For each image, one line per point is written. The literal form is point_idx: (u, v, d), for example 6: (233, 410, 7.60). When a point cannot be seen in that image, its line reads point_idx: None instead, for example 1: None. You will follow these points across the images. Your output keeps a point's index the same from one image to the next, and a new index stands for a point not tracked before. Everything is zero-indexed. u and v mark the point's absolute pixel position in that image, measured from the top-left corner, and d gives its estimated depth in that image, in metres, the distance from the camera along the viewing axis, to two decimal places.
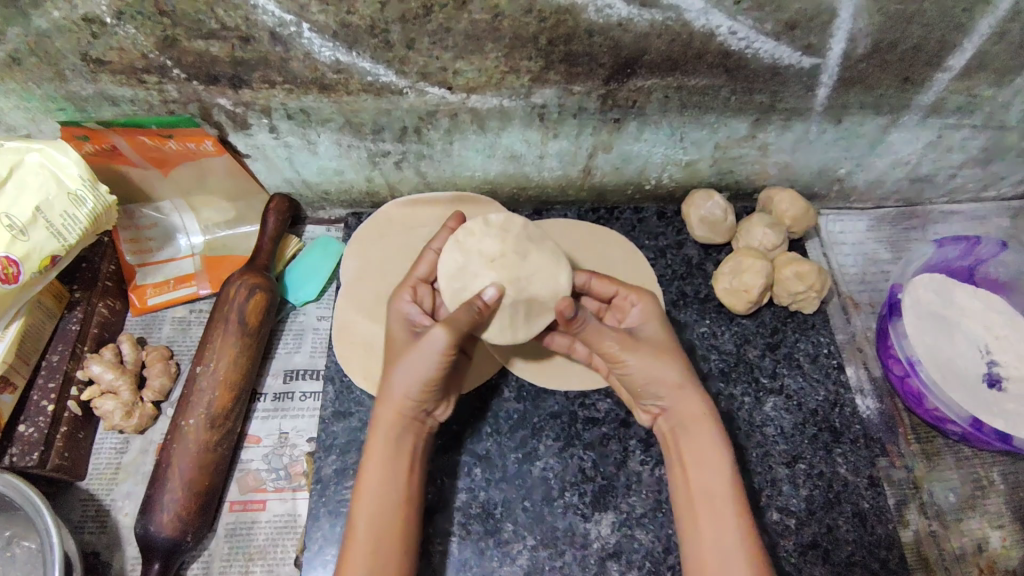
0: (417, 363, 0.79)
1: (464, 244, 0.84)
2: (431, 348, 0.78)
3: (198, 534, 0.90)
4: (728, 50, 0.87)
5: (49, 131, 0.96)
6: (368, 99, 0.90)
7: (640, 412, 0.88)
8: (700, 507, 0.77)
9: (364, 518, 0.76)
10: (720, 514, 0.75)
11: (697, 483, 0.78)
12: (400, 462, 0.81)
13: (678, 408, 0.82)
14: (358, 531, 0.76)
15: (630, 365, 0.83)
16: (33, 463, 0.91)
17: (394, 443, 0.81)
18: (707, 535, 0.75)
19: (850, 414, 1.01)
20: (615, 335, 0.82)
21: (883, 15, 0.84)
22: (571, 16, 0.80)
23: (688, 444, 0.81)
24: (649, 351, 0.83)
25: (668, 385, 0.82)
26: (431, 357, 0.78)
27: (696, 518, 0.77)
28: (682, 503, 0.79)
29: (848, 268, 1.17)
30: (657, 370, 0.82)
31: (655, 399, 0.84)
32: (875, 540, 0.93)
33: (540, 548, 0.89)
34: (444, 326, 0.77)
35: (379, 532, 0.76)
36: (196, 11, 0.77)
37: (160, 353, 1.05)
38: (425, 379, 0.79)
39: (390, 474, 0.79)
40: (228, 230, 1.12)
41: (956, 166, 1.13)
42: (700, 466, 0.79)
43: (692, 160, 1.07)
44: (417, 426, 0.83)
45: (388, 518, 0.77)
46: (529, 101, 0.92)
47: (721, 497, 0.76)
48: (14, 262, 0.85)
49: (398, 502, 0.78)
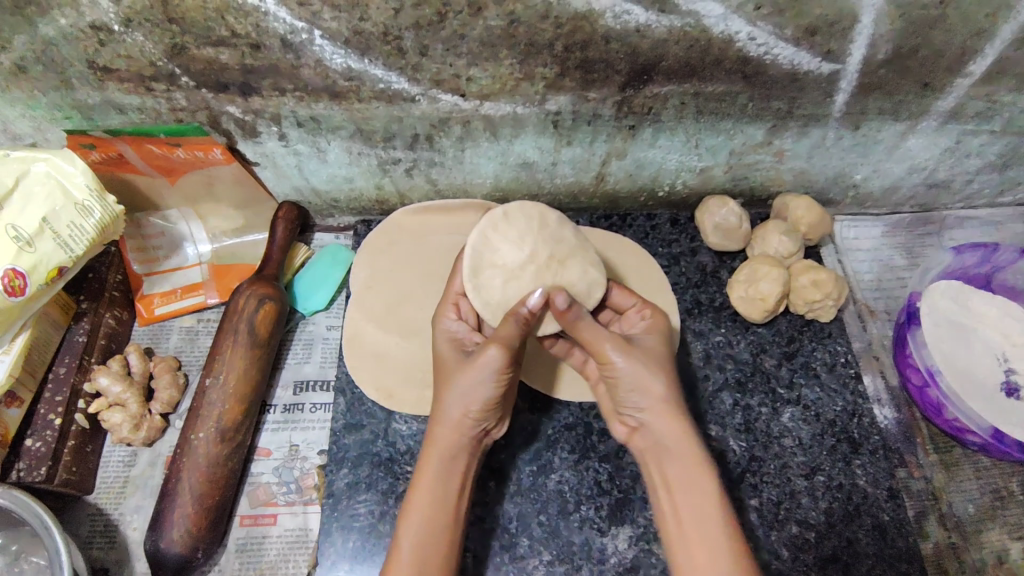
0: (477, 381, 0.78)
1: (545, 219, 0.85)
2: (487, 367, 0.78)
3: (209, 550, 0.89)
4: (747, 56, 0.85)
5: (55, 140, 0.94)
6: (380, 107, 0.88)
7: (617, 424, 0.86)
8: (691, 526, 0.73)
9: (410, 540, 0.74)
10: (710, 536, 0.72)
11: (683, 506, 0.74)
12: (450, 484, 0.78)
13: (660, 424, 0.79)
14: (403, 553, 0.73)
15: (618, 368, 0.80)
16: (40, 478, 0.89)
17: (449, 463, 0.79)
18: (699, 555, 0.71)
19: (869, 424, 1.00)
20: (612, 341, 0.80)
21: (906, 20, 0.82)
22: (588, 22, 0.78)
23: (673, 467, 0.77)
24: (641, 361, 0.80)
25: (652, 395, 0.79)
26: (488, 375, 0.78)
27: (687, 544, 0.72)
28: (672, 527, 0.74)
29: (863, 274, 1.15)
30: (645, 377, 0.80)
31: (638, 408, 0.80)
32: (895, 553, 0.91)
33: (557, 563, 0.88)
34: (497, 344, 0.78)
35: (426, 555, 0.74)
36: (206, 18, 0.75)
37: (168, 364, 1.03)
38: (481, 398, 0.79)
39: (443, 494, 0.77)
40: (235, 238, 1.11)
41: (973, 171, 1.11)
42: (685, 486, 0.75)
43: (706, 166, 1.05)
44: (475, 445, 0.81)
45: (435, 541, 0.75)
46: (544, 108, 0.91)
47: (712, 517, 0.72)
48: (21, 275, 0.84)
49: (446, 523, 0.76)
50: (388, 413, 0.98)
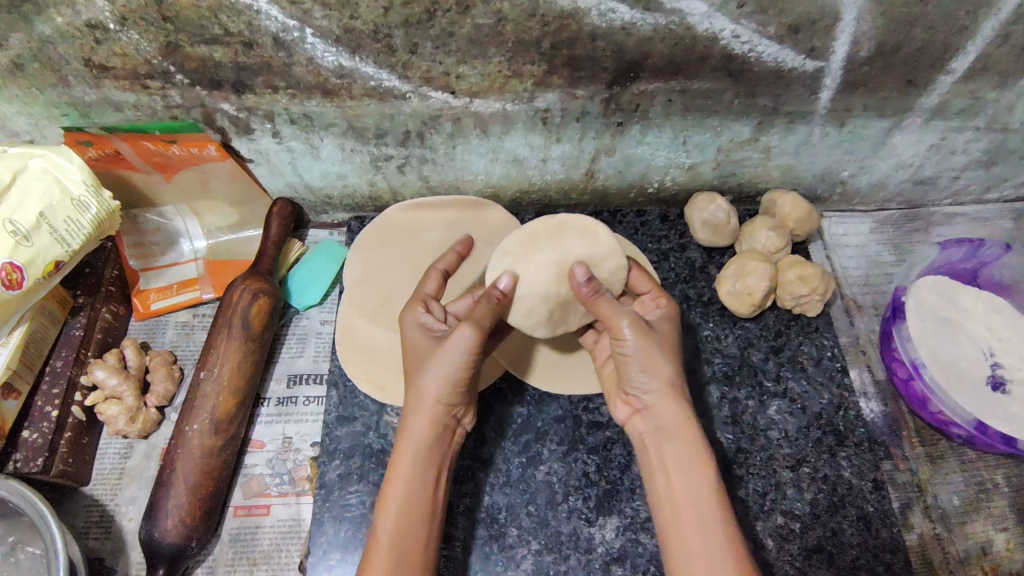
0: (448, 360, 0.79)
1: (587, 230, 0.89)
2: (458, 345, 0.79)
3: (203, 540, 0.90)
4: (731, 54, 0.86)
5: (52, 136, 0.96)
6: (372, 104, 0.90)
7: (618, 404, 0.86)
8: (687, 514, 0.75)
9: (388, 529, 0.76)
10: (704, 516, 0.74)
11: (680, 487, 0.77)
12: (426, 474, 0.80)
13: (663, 407, 0.81)
14: (381, 546, 0.75)
15: (628, 347, 0.81)
16: (37, 469, 0.91)
17: (425, 454, 0.80)
18: (694, 541, 0.73)
19: (855, 417, 1.01)
20: (630, 317, 0.81)
21: (887, 18, 0.83)
22: (574, 20, 0.80)
23: (671, 451, 0.79)
24: (654, 343, 0.81)
25: (659, 379, 0.81)
26: (458, 357, 0.79)
27: (681, 524, 0.75)
28: (667, 511, 0.77)
29: (851, 270, 1.17)
30: (654, 359, 0.81)
31: (644, 391, 0.82)
32: (880, 543, 0.93)
33: (545, 552, 0.89)
34: (469, 324, 0.79)
35: (401, 548, 0.75)
36: (199, 17, 0.77)
37: (164, 358, 1.05)
38: (454, 377, 0.80)
39: (417, 484, 0.79)
40: (231, 234, 1.13)
41: (959, 168, 1.12)
42: (684, 474, 0.77)
43: (695, 163, 1.07)
44: (447, 434, 0.83)
45: (411, 534, 0.76)
46: (532, 105, 0.92)
47: (708, 505, 0.75)
48: (18, 268, 0.85)
49: (422, 513, 0.78)
50: (380, 406, 0.99)
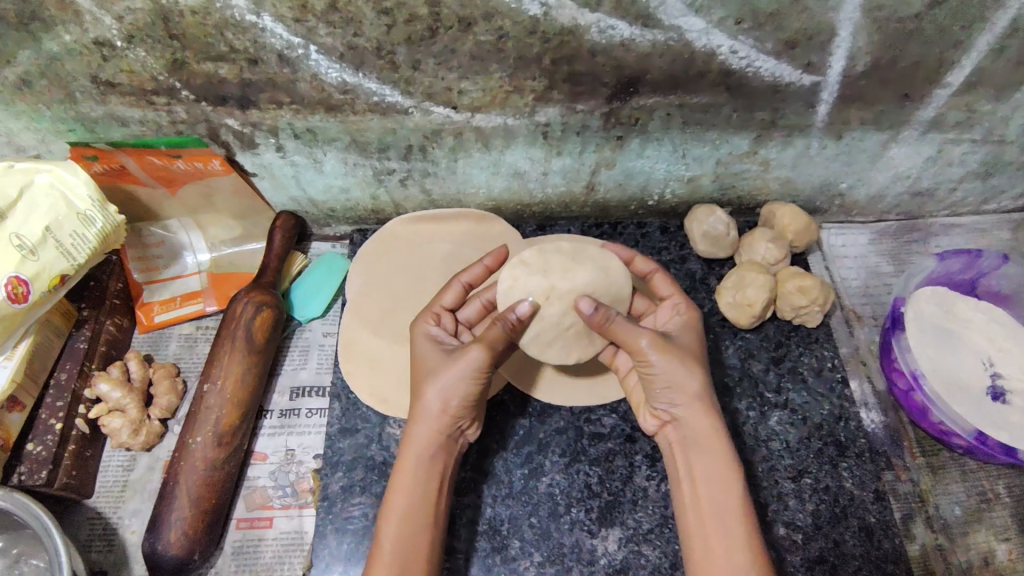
0: (458, 378, 0.81)
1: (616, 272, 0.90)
2: (468, 366, 0.80)
3: (206, 552, 0.90)
4: (729, 69, 0.88)
5: (59, 151, 0.97)
6: (374, 119, 0.91)
7: (647, 416, 0.87)
8: (715, 528, 0.75)
9: (391, 538, 0.77)
10: (729, 531, 0.75)
11: (708, 501, 0.77)
12: (428, 482, 0.81)
13: (693, 422, 0.81)
14: (384, 550, 0.76)
15: (654, 367, 0.81)
16: (40, 481, 0.91)
17: (427, 462, 0.81)
18: (719, 553, 0.74)
19: (856, 428, 1.01)
20: (650, 335, 0.81)
21: (882, 33, 0.85)
22: (573, 37, 0.81)
23: (702, 464, 0.79)
24: (677, 359, 0.81)
25: (686, 394, 0.81)
26: (467, 376, 0.81)
27: (708, 538, 0.75)
28: (694, 519, 0.77)
29: (850, 281, 1.18)
30: (680, 374, 0.81)
31: (672, 405, 0.82)
32: (882, 554, 0.93)
33: (547, 564, 0.89)
34: (481, 345, 0.80)
35: (405, 555, 0.76)
36: (206, 35, 0.78)
37: (168, 371, 1.05)
38: (461, 396, 0.81)
39: (419, 493, 0.79)
40: (234, 247, 1.14)
41: (956, 180, 1.13)
42: (713, 486, 0.78)
43: (694, 175, 1.08)
44: (451, 444, 0.84)
45: (411, 540, 0.77)
46: (533, 119, 0.93)
47: (734, 520, 0.75)
48: (24, 282, 0.86)
49: (425, 524, 0.78)
50: (382, 418, 1.00)
